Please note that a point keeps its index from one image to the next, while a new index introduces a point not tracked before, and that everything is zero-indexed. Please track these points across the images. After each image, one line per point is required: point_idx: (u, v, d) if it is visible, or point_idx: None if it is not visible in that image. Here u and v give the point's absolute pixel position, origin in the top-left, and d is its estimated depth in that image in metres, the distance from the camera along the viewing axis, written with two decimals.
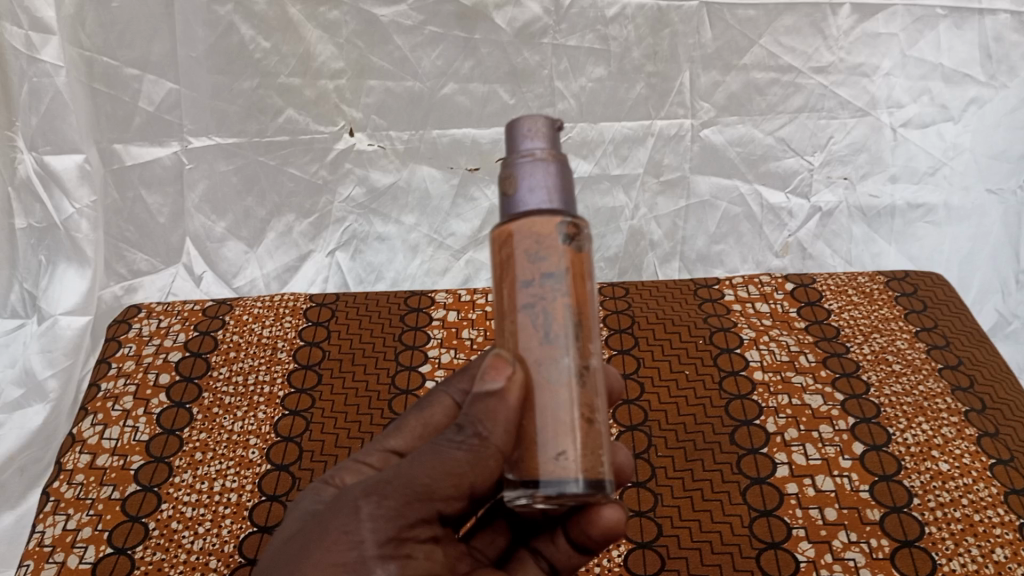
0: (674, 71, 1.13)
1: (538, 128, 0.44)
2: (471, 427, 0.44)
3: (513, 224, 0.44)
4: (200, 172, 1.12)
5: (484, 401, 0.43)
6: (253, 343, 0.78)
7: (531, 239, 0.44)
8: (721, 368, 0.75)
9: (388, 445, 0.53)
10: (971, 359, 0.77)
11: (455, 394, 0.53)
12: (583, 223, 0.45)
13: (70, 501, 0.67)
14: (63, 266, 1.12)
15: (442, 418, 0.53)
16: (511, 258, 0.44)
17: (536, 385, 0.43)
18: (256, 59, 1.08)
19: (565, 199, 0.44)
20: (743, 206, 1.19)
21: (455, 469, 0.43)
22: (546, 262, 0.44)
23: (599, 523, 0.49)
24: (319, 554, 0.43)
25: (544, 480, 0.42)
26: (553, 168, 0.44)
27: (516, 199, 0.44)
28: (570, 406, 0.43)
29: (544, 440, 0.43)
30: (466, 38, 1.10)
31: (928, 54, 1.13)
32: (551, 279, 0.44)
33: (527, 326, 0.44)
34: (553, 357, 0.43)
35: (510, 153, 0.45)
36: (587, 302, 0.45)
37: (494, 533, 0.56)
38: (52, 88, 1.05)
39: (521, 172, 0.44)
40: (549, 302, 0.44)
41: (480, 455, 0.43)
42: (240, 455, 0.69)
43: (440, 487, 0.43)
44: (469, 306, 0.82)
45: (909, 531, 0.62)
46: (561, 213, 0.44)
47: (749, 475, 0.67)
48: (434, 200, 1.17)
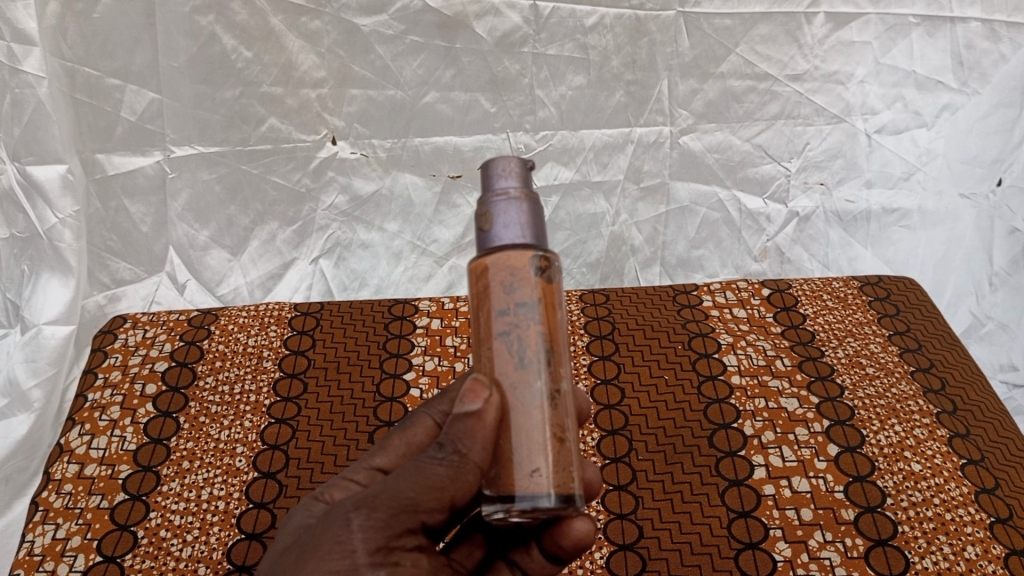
0: (652, 79, 1.15)
1: (511, 168, 0.46)
2: (450, 445, 0.45)
3: (488, 258, 0.46)
4: (183, 181, 1.13)
5: (461, 421, 0.44)
6: (239, 352, 0.79)
7: (505, 271, 0.45)
8: (699, 373, 0.77)
9: (373, 462, 0.54)
10: (943, 362, 0.79)
11: (436, 415, 0.54)
12: (553, 257, 0.47)
13: (59, 510, 0.68)
14: (46, 275, 1.11)
15: (424, 437, 0.54)
16: (487, 289, 0.46)
17: (511, 407, 0.45)
18: (238, 69, 1.09)
19: (537, 235, 0.46)
20: (721, 212, 1.20)
21: (436, 484, 0.44)
22: (519, 293, 0.45)
23: (571, 535, 0.51)
24: (314, 563, 0.43)
25: (519, 495, 0.43)
26: (526, 206, 0.46)
27: (490, 235, 0.46)
28: (542, 427, 0.44)
29: (519, 458, 0.44)
30: (447, 48, 1.12)
31: (901, 62, 1.15)
32: (525, 308, 0.45)
33: (502, 352, 0.45)
34: (527, 381, 0.45)
35: (485, 192, 0.47)
36: (559, 330, 0.47)
37: (470, 545, 0.56)
38: (34, 100, 1.04)
39: (496, 211, 0.46)
40: (523, 330, 0.45)
41: (460, 470, 0.44)
42: (227, 463, 0.70)
43: (425, 499, 0.44)
44: (452, 314, 0.83)
45: (883, 530, 0.64)
46: (533, 248, 0.46)
47: (727, 477, 0.68)
48: (417, 207, 1.19)
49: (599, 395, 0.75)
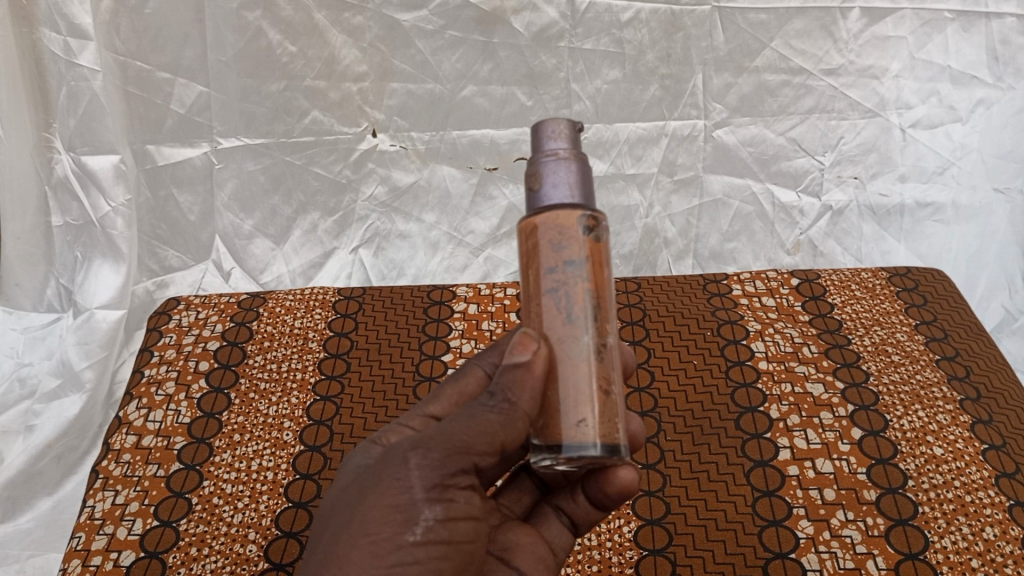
0: (687, 73, 1.17)
1: (560, 130, 0.49)
2: (501, 394, 0.48)
3: (537, 217, 0.49)
4: (229, 171, 1.17)
5: (509, 371, 0.47)
6: (285, 333, 0.83)
7: (554, 230, 0.48)
8: (728, 359, 0.79)
9: (427, 411, 0.57)
10: (968, 351, 0.80)
11: (486, 366, 0.58)
12: (600, 217, 0.50)
13: (118, 479, 0.72)
14: (98, 262, 1.18)
15: (475, 388, 0.57)
16: (536, 247, 0.49)
17: (558, 360, 0.48)
18: (283, 63, 1.13)
19: (585, 195, 0.49)
20: (755, 205, 1.23)
21: (488, 429, 0.47)
22: (567, 251, 0.48)
23: (614, 482, 0.54)
24: (375, 497, 0.46)
25: (566, 444, 0.46)
26: (575, 167, 0.48)
27: (540, 194, 0.49)
28: (589, 379, 0.47)
29: (566, 409, 0.47)
30: (485, 43, 1.15)
31: (936, 57, 1.16)
32: (573, 265, 0.48)
33: (551, 307, 0.48)
34: (575, 335, 0.48)
35: (534, 153, 0.49)
36: (606, 287, 0.49)
37: (518, 492, 0.60)
38: (89, 92, 1.11)
39: (545, 171, 0.48)
40: (571, 286, 0.48)
41: (510, 418, 0.48)
42: (275, 436, 0.74)
43: (478, 443, 0.47)
44: (489, 300, 0.86)
45: (904, 510, 0.66)
46: (581, 208, 0.48)
47: (753, 458, 0.71)
48: (454, 198, 1.22)
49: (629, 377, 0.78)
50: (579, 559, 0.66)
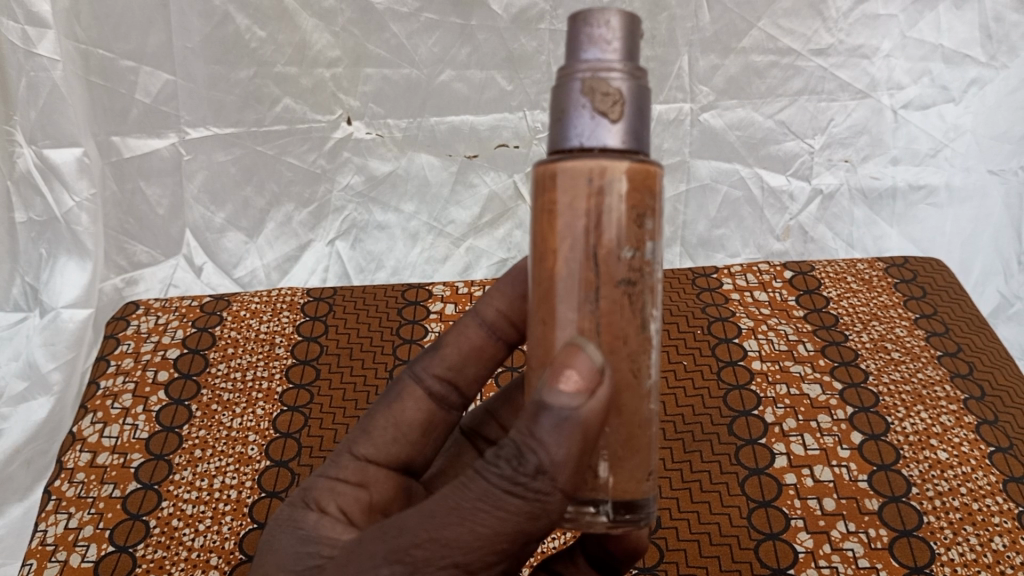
0: (672, 55, 1.11)
1: (635, 36, 0.38)
2: (533, 460, 0.37)
3: (581, 164, 0.38)
4: (198, 163, 1.12)
5: (554, 419, 0.37)
6: (251, 339, 0.79)
7: (644, 195, 0.39)
8: (719, 359, 0.75)
9: (358, 452, 0.53)
10: (971, 346, 0.77)
11: (426, 383, 0.54)
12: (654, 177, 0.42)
13: (72, 500, 0.67)
14: (64, 259, 1.12)
15: (413, 413, 0.53)
16: (616, 213, 0.38)
17: (622, 387, 0.39)
18: (252, 49, 1.07)
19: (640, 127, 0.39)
20: (743, 189, 1.19)
21: (501, 530, 0.38)
22: (651, 229, 0.39)
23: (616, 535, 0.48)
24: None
25: (631, 500, 0.40)
26: (646, 91, 0.39)
27: (610, 125, 0.38)
28: (651, 410, 0.41)
29: (628, 455, 0.40)
30: (462, 25, 1.08)
31: (929, 35, 1.11)
32: (652, 250, 0.40)
33: (627, 310, 0.39)
34: (646, 347, 0.40)
35: (606, 59, 0.38)
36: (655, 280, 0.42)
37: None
38: (49, 82, 1.04)
39: (627, 92, 0.38)
40: (648, 279, 0.40)
41: (544, 509, 0.38)
42: (240, 451, 0.69)
43: (473, 559, 0.38)
44: (467, 299, 0.82)
45: (908, 520, 0.62)
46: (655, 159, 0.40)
47: (747, 466, 0.67)
48: (433, 187, 1.17)
49: None
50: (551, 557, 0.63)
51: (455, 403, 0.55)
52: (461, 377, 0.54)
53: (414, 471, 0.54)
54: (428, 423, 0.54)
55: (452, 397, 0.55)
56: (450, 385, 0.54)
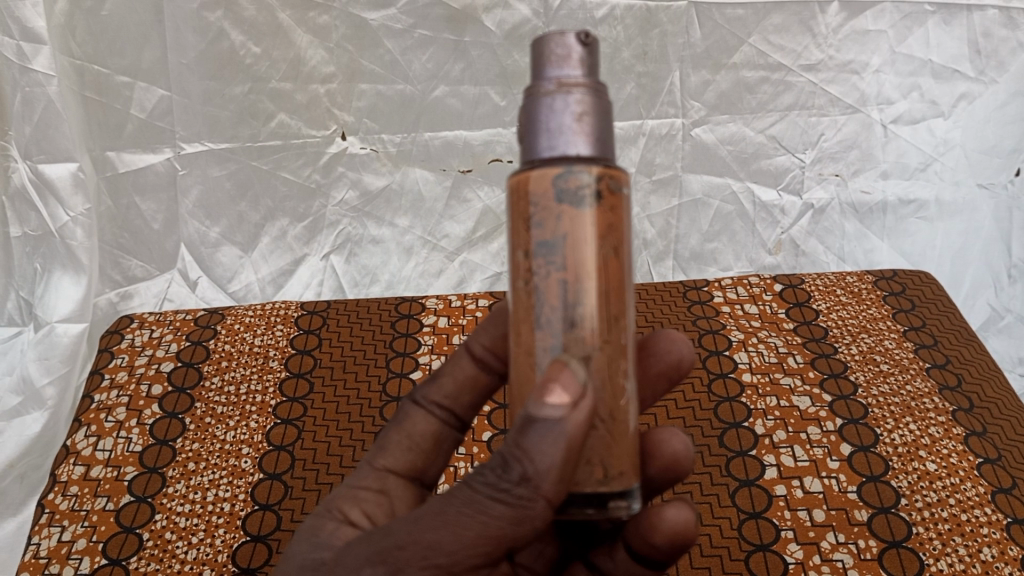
0: (664, 71, 1.12)
1: (563, 55, 0.39)
2: (516, 469, 0.38)
3: (524, 173, 0.40)
4: (193, 178, 1.13)
5: (539, 429, 0.38)
6: (245, 352, 0.79)
7: (529, 199, 0.40)
8: (710, 371, 0.76)
9: (379, 464, 0.55)
10: (960, 358, 0.77)
11: (429, 404, 0.56)
12: (611, 174, 0.40)
13: (65, 513, 0.67)
14: (58, 274, 1.12)
15: (424, 427, 0.56)
16: (516, 217, 0.41)
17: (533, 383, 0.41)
18: (247, 65, 1.08)
19: (593, 140, 0.40)
20: (735, 204, 1.20)
21: (488, 533, 0.39)
22: (541, 230, 0.40)
23: (663, 520, 0.48)
24: None
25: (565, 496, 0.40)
26: (560, 102, 0.39)
27: (525, 146, 0.41)
28: None
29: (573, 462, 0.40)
30: (456, 41, 1.09)
31: (917, 51, 1.12)
32: (546, 249, 0.40)
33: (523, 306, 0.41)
34: (547, 343, 0.40)
35: (532, 85, 0.40)
36: (601, 276, 0.40)
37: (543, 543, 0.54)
38: (44, 98, 1.04)
39: (530, 112, 0.40)
40: (543, 277, 0.40)
41: (528, 513, 0.38)
42: (233, 464, 0.70)
43: (469, 555, 0.40)
44: (459, 313, 0.83)
45: (897, 531, 0.63)
46: (570, 164, 0.39)
47: (738, 477, 0.67)
48: (427, 202, 1.18)
49: None
50: None
51: (458, 425, 0.57)
52: (459, 405, 0.57)
53: (427, 483, 0.57)
54: (438, 437, 0.56)
55: (456, 419, 0.57)
56: (451, 409, 0.57)
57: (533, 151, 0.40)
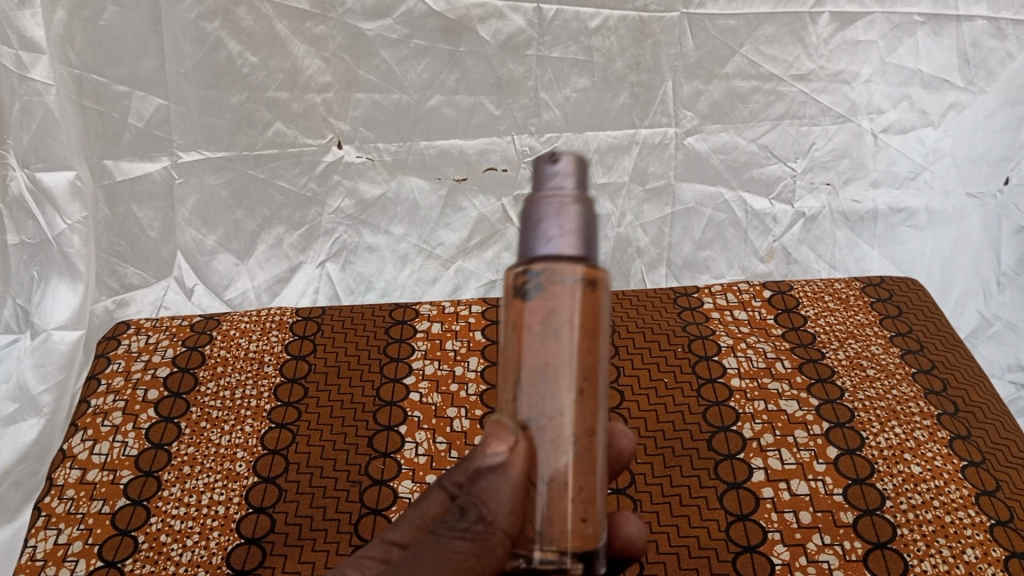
0: (657, 81, 1.14)
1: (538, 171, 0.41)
2: (473, 511, 0.41)
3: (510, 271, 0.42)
4: (190, 186, 1.14)
5: (486, 477, 0.41)
6: (240, 357, 0.80)
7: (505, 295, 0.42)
8: (699, 375, 0.77)
9: (388, 536, 0.51)
10: (945, 363, 0.79)
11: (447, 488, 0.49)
12: (564, 271, 0.40)
13: (61, 516, 0.68)
14: (55, 281, 1.13)
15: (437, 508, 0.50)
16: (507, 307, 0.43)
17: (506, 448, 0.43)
18: (244, 74, 1.09)
19: (550, 243, 0.40)
20: (728, 213, 1.21)
21: (456, 568, 0.41)
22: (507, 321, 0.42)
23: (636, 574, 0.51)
24: None
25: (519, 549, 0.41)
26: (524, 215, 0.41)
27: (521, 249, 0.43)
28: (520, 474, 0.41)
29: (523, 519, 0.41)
30: (451, 51, 1.11)
31: (907, 61, 1.14)
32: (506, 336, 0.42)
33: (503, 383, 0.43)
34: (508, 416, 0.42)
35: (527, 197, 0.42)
36: (536, 358, 0.40)
37: None
38: (42, 107, 1.05)
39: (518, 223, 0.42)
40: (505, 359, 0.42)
41: (487, 544, 0.40)
42: (227, 468, 0.71)
43: None
44: (452, 318, 0.84)
45: (882, 533, 0.64)
46: (525, 265, 0.41)
47: (726, 480, 0.68)
48: (422, 210, 1.19)
49: None
50: None
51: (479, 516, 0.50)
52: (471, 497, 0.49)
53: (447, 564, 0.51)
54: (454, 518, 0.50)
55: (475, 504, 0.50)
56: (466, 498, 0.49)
57: (520, 255, 0.41)
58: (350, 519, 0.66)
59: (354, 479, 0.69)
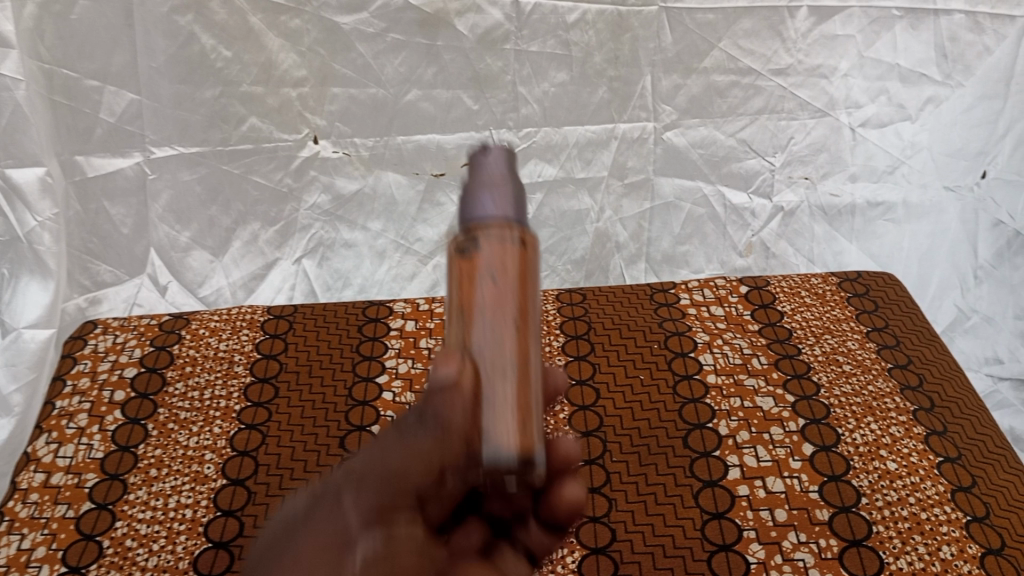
0: (636, 75, 1.13)
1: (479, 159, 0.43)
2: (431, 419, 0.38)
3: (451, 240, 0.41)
4: (163, 182, 1.12)
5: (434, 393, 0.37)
6: (209, 357, 0.79)
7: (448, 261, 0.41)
8: (675, 372, 0.76)
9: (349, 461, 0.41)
10: (921, 358, 0.78)
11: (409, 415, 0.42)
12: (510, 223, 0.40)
13: (25, 521, 0.67)
14: (26, 279, 1.09)
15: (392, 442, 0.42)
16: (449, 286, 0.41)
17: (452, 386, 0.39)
18: (217, 68, 1.07)
19: (490, 203, 0.40)
20: (706, 207, 1.21)
21: (419, 452, 0.38)
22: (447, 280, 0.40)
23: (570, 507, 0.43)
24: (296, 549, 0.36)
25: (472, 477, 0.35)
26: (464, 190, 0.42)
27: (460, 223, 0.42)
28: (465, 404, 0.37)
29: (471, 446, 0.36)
30: (428, 45, 1.09)
31: (886, 55, 1.14)
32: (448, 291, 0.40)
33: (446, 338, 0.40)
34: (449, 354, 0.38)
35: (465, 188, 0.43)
36: (478, 290, 0.38)
37: None
38: (11, 102, 1.01)
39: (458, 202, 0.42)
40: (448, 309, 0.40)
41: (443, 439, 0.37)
42: (195, 470, 0.69)
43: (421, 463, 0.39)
44: (427, 316, 0.83)
45: (857, 530, 0.63)
46: (467, 223, 0.40)
47: (701, 478, 0.67)
48: (400, 205, 1.18)
49: (576, 421, 0.73)
50: None
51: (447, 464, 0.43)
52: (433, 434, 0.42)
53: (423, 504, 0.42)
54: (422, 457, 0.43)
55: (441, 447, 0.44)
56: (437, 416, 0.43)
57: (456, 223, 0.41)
58: None
59: None
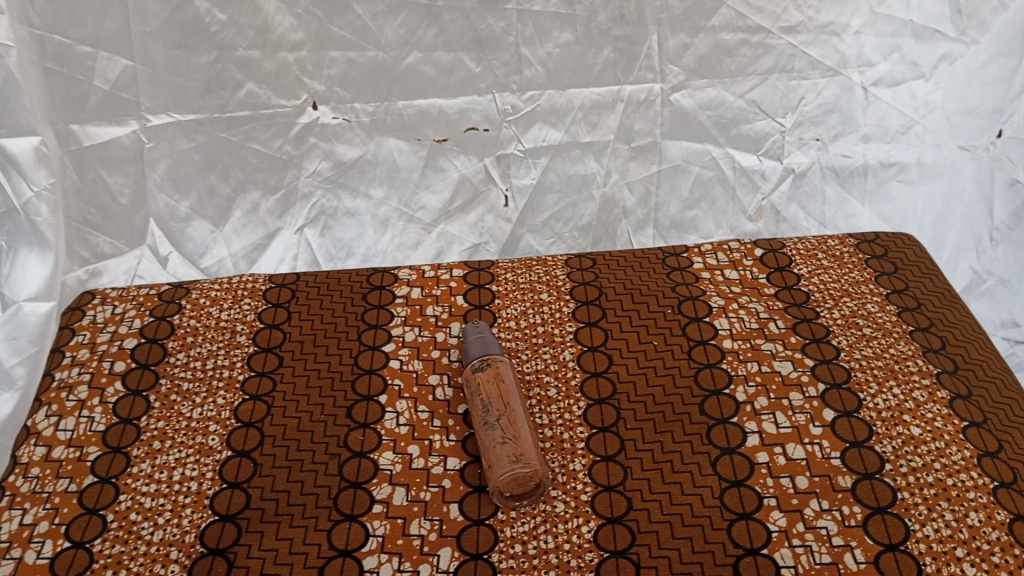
0: (641, 35, 1.09)
1: None
2: None
3: None
4: (160, 150, 1.09)
5: None
6: (210, 327, 0.77)
7: None
8: (689, 338, 0.74)
9: None
10: (942, 320, 0.76)
11: None
12: None
13: (26, 496, 0.65)
14: (24, 251, 1.06)
15: None
16: None
17: None
18: (212, 32, 1.04)
19: None
20: (715, 170, 1.18)
21: None
22: None
23: None
24: None
25: None
26: None
27: None
28: None
29: None
30: (428, 6, 1.06)
31: (898, 11, 1.10)
32: None
33: None
34: None
35: None
36: None
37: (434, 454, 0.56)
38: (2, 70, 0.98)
39: None
40: None
41: None
42: (200, 442, 0.68)
43: None
44: (433, 283, 0.80)
45: (881, 497, 0.62)
46: None
47: (719, 445, 0.66)
48: (402, 171, 1.15)
49: (589, 388, 0.70)
50: (535, 531, 0.61)
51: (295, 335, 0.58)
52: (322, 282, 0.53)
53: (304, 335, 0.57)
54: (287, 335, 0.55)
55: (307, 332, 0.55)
56: None
57: None
58: (329, 492, 0.64)
59: (332, 451, 0.66)
